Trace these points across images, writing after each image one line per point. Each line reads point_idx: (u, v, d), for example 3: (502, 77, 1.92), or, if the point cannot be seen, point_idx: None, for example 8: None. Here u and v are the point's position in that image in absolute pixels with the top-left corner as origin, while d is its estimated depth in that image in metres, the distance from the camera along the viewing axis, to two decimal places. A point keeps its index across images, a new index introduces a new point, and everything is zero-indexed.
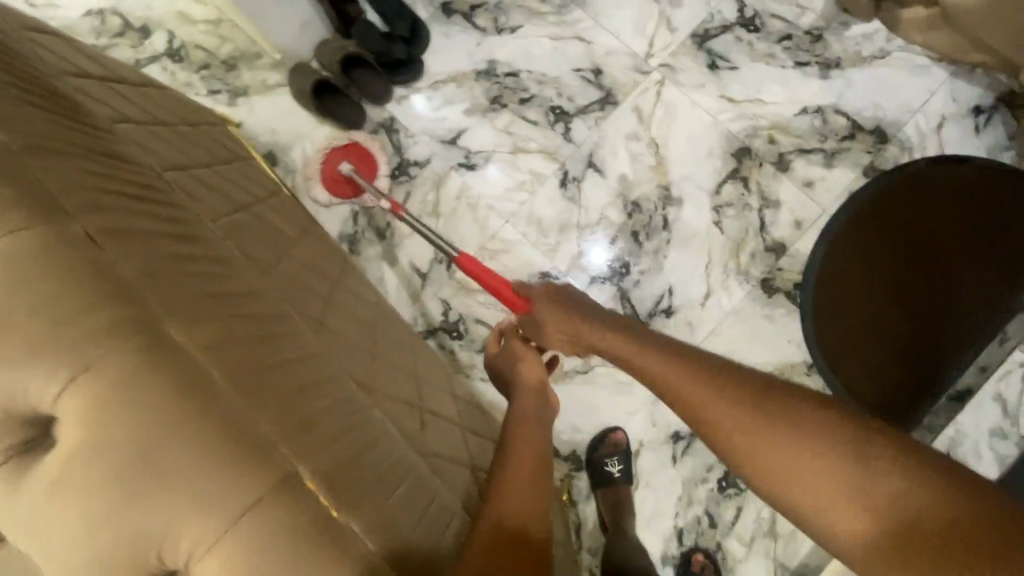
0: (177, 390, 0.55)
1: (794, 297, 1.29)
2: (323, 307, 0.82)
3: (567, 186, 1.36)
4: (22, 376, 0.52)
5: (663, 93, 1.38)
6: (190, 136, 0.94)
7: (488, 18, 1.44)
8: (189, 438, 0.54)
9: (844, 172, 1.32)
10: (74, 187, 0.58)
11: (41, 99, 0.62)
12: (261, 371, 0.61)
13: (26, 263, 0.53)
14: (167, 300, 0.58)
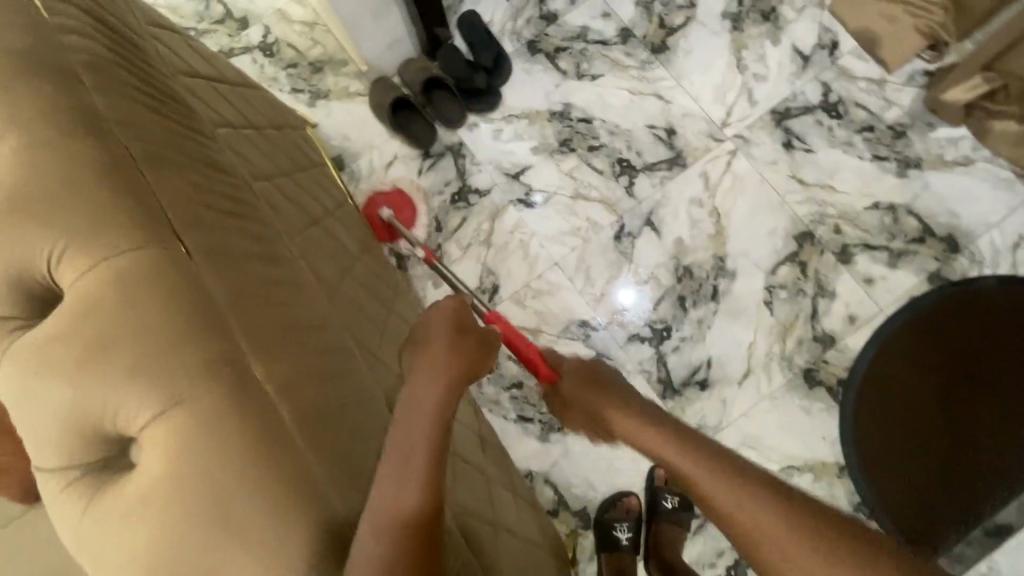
0: (254, 433, 0.55)
1: (837, 394, 1.25)
2: (375, 333, 0.83)
3: (621, 239, 1.36)
4: (115, 397, 0.55)
5: (734, 163, 1.37)
6: (276, 140, 0.96)
7: (571, 62, 1.46)
8: (257, 486, 0.54)
9: (907, 275, 1.29)
10: (182, 198, 0.63)
11: (166, 113, 0.68)
12: (330, 413, 0.63)
13: (140, 286, 0.57)
14: (250, 330, 0.60)
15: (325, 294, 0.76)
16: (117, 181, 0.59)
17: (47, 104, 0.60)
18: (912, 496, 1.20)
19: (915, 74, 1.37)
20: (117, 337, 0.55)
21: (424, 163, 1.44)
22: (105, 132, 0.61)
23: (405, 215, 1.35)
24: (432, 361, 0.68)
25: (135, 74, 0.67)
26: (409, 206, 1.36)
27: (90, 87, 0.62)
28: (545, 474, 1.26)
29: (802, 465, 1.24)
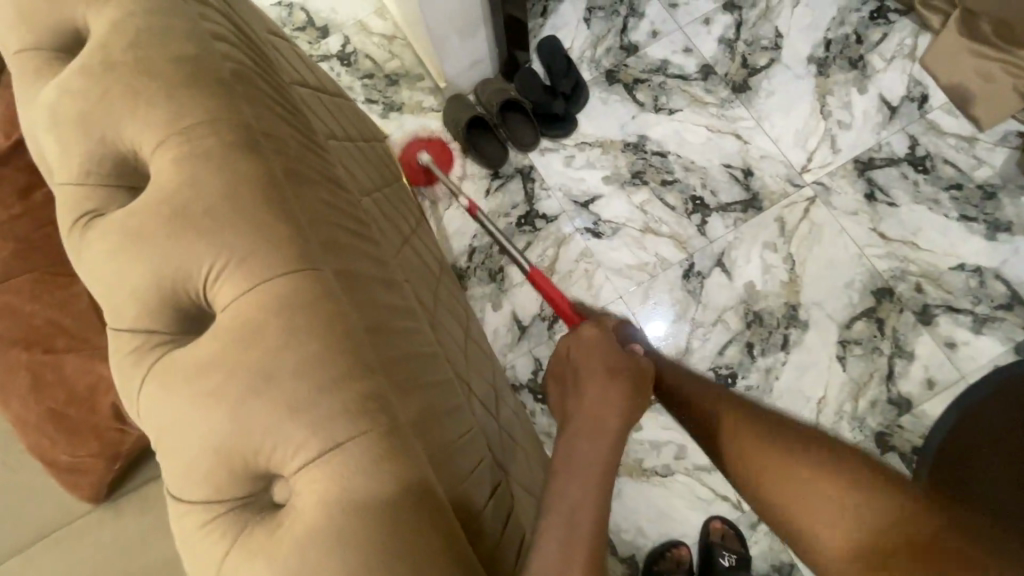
0: (408, 485, 0.53)
1: (911, 462, 1.18)
2: (465, 363, 0.81)
3: (690, 278, 1.32)
4: (269, 431, 0.52)
5: (812, 211, 1.33)
6: (369, 155, 0.95)
7: (649, 94, 1.44)
8: (416, 550, 0.51)
9: (993, 343, 1.22)
10: (314, 217, 0.61)
11: (298, 128, 0.67)
12: (454, 458, 0.60)
13: (296, 315, 0.55)
14: (388, 367, 0.57)
15: (426, 319, 0.74)
16: (277, 206, 0.58)
17: (196, 114, 0.59)
18: None
19: (1008, 135, 1.32)
20: (275, 372, 0.53)
21: (492, 183, 1.43)
22: (257, 147, 0.60)
23: (443, 159, 1.41)
24: (591, 413, 0.70)
25: (264, 83, 0.66)
26: (446, 153, 1.42)
27: (239, 99, 0.62)
28: None
29: None
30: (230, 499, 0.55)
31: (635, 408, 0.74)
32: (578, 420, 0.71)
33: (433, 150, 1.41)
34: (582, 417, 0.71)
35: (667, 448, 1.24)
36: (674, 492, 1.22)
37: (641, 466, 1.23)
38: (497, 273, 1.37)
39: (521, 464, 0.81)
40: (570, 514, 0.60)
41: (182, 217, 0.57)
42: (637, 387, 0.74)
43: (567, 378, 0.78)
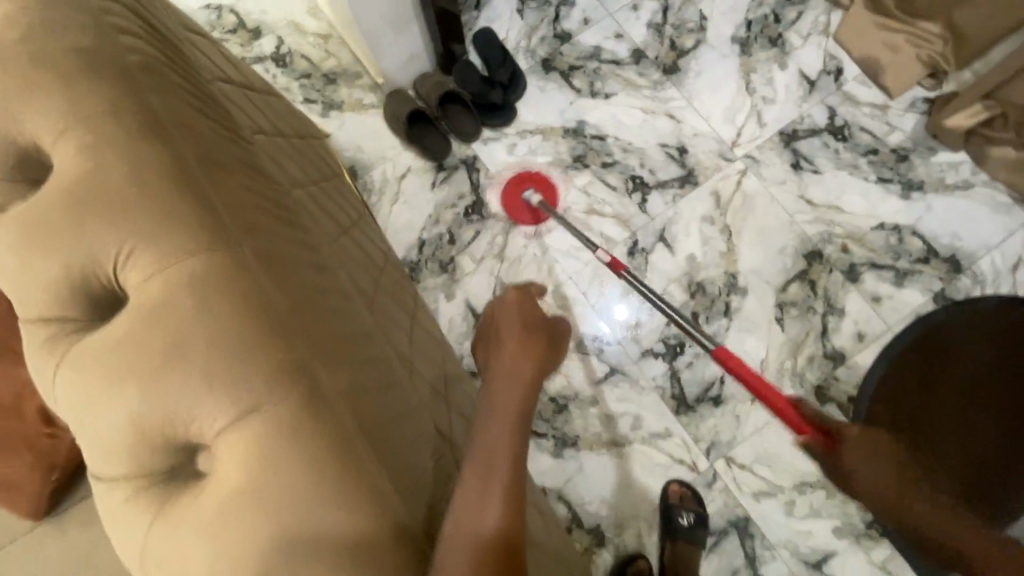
0: (329, 446, 0.55)
1: (848, 411, 1.26)
2: (410, 346, 0.84)
3: (634, 255, 1.37)
4: (187, 402, 0.54)
5: (744, 183, 1.40)
6: (303, 150, 0.94)
7: (584, 80, 1.49)
8: (337, 507, 0.54)
9: (913, 294, 1.32)
10: (233, 204, 0.63)
11: (216, 120, 0.69)
12: (383, 423, 0.62)
13: (213, 292, 0.57)
14: (311, 342, 0.60)
15: (364, 303, 0.76)
16: (190, 190, 0.60)
17: (104, 108, 0.60)
18: None
19: (916, 101, 1.42)
20: (191, 345, 0.55)
21: (438, 176, 1.44)
22: (176, 148, 0.61)
23: (551, 196, 1.41)
24: (506, 365, 0.72)
25: (177, 78, 0.67)
26: (553, 189, 1.41)
27: (155, 103, 0.62)
28: (560, 491, 1.24)
29: (815, 481, 1.23)
30: (152, 472, 0.57)
31: (548, 361, 0.77)
32: (496, 374, 0.71)
33: (541, 186, 1.40)
34: (501, 376, 0.71)
35: (624, 419, 1.28)
36: (632, 460, 1.26)
37: (600, 439, 1.27)
38: (448, 264, 1.39)
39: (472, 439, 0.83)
40: (486, 468, 0.61)
41: (82, 200, 0.57)
42: (548, 347, 0.78)
43: (486, 339, 0.79)
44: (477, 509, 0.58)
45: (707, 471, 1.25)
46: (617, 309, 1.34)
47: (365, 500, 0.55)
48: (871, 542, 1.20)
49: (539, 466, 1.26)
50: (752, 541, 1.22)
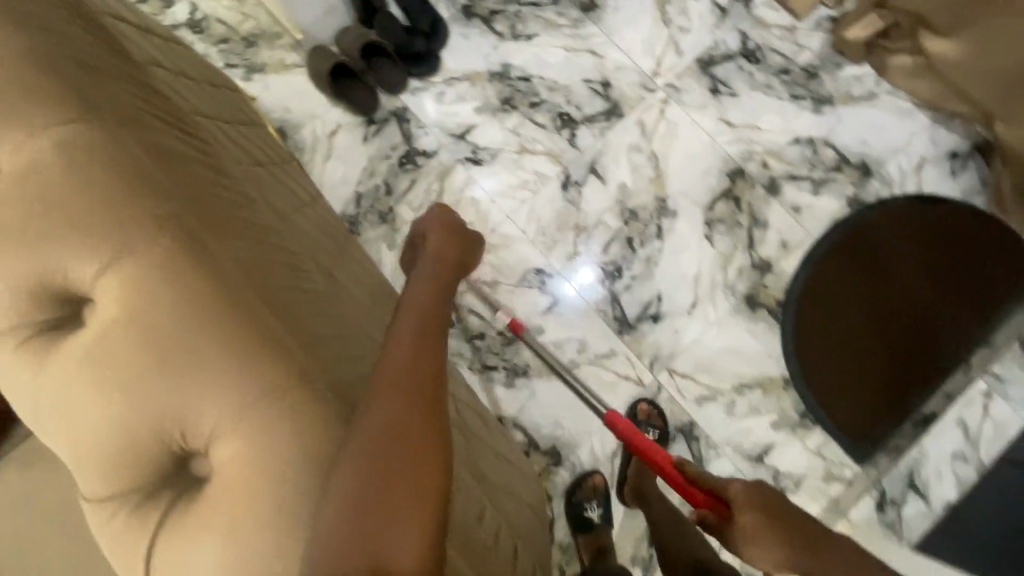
0: (204, 286, 0.74)
1: (777, 314, 1.34)
2: (330, 261, 0.99)
3: (568, 189, 1.41)
4: (72, 253, 0.71)
5: (666, 111, 1.45)
6: (222, 94, 1.05)
7: (506, 24, 1.50)
8: (213, 330, 0.72)
9: (830, 201, 1.40)
10: (132, 115, 0.80)
11: (122, 57, 0.85)
12: (298, 314, 0.80)
13: (104, 173, 0.74)
14: (202, 216, 0.78)
15: (284, 228, 0.92)
16: (84, 98, 0.76)
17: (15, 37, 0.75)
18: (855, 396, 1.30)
19: (822, 20, 1.49)
20: (86, 209, 0.73)
21: (369, 130, 1.45)
22: (93, 105, 0.77)
23: None
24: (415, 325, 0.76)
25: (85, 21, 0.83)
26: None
27: (69, 72, 0.77)
28: (515, 418, 1.30)
29: (752, 381, 1.32)
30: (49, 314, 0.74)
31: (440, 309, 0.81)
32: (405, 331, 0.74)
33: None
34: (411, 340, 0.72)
35: (570, 345, 1.34)
36: (581, 382, 1.32)
37: (549, 366, 1.33)
38: (387, 215, 1.40)
39: None
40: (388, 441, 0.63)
41: None
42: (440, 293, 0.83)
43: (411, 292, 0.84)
44: (377, 495, 0.60)
45: (652, 384, 1.32)
46: (580, 273, 1.37)
47: (239, 328, 0.73)
48: (805, 430, 1.29)
49: (493, 396, 1.31)
50: (698, 443, 1.29)
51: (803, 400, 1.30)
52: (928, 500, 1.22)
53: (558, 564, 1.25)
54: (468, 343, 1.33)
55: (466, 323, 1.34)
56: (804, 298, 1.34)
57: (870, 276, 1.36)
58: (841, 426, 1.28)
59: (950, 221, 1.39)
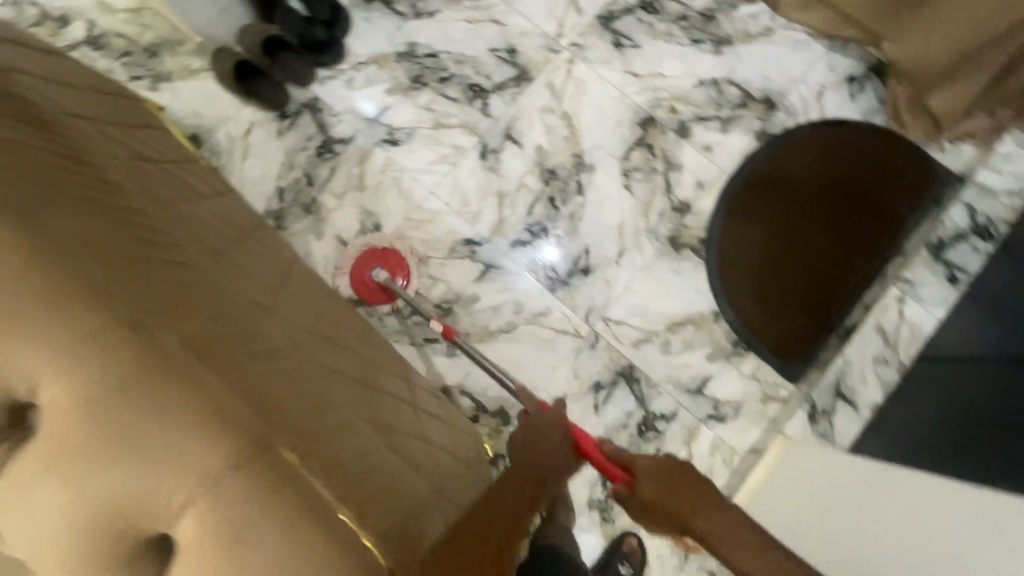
0: (32, 249, 0.67)
1: (701, 251, 1.39)
2: (219, 244, 0.94)
3: (486, 157, 1.43)
4: None
5: (574, 70, 1.48)
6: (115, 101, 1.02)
7: (407, 3, 1.51)
8: (41, 295, 0.65)
9: (739, 137, 1.44)
10: None
11: None
12: (163, 281, 0.75)
13: None
14: (44, 189, 0.72)
15: (161, 212, 0.87)
16: None
17: None
18: (778, 318, 1.35)
19: None
20: None
21: (283, 124, 1.46)
22: None
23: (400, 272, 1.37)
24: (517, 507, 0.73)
25: None
26: (402, 265, 1.37)
27: None
28: (460, 385, 1.33)
29: (684, 319, 1.36)
30: None
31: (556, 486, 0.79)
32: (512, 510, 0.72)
33: (388, 263, 1.36)
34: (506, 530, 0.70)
35: (505, 307, 1.37)
36: (521, 342, 1.36)
37: (489, 330, 1.36)
38: (311, 206, 1.42)
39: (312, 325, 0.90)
40: None
41: None
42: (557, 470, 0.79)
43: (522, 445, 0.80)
44: None
45: (589, 334, 1.36)
46: (546, 253, 1.39)
47: (77, 295, 0.66)
48: (739, 357, 1.34)
49: (437, 368, 1.34)
50: (639, 384, 1.34)
51: (732, 328, 1.35)
52: (855, 406, 1.28)
53: None
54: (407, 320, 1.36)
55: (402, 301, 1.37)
56: (723, 231, 1.39)
57: (784, 202, 1.41)
58: (766, 347, 1.34)
59: (857, 141, 1.43)
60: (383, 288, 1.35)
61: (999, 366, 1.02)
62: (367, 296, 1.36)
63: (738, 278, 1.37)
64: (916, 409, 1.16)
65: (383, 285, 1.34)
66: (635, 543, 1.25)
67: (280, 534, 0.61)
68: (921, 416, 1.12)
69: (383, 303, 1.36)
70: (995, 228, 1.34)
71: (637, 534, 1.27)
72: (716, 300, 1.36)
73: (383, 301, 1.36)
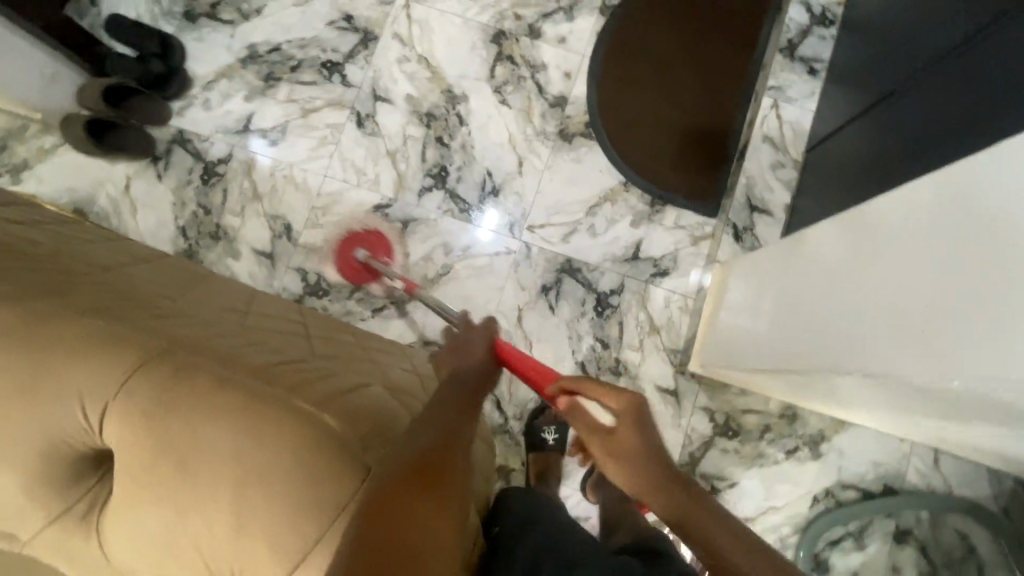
0: None
1: (590, 134, 1.45)
2: (123, 262, 0.90)
3: (364, 124, 1.46)
4: None
5: (412, 14, 1.50)
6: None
7: (232, 10, 1.51)
8: None
9: (586, 20, 1.49)
10: None
11: None
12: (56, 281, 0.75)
13: None
14: None
15: (51, 240, 0.86)
16: None
17: None
18: (680, 167, 1.44)
19: None
20: None
21: (159, 167, 1.45)
22: None
23: (382, 250, 1.38)
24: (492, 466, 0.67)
25: None
26: (383, 243, 1.39)
27: None
28: (422, 338, 1.38)
29: (599, 199, 1.43)
30: None
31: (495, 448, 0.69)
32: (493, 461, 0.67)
33: (371, 244, 1.38)
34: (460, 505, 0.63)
35: (436, 253, 1.41)
36: (462, 277, 1.40)
37: (429, 279, 1.40)
38: (217, 232, 1.42)
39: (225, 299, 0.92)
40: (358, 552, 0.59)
41: None
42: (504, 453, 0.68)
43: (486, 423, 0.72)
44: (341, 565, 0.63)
45: (520, 246, 1.42)
46: (492, 212, 1.43)
47: None
48: (660, 214, 1.42)
49: (395, 330, 1.38)
50: (581, 272, 1.41)
51: (645, 191, 1.43)
52: (771, 213, 1.39)
53: (520, 432, 1.34)
54: (350, 298, 1.39)
55: (339, 285, 1.40)
56: (601, 110, 1.46)
57: (645, 63, 1.47)
58: (680, 196, 1.43)
59: None
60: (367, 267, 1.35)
61: (869, 119, 1.13)
62: (353, 279, 1.36)
63: (632, 146, 1.45)
64: (820, 191, 1.27)
65: (365, 264, 1.35)
66: None
67: (217, 415, 0.67)
68: (825, 193, 1.24)
69: (370, 281, 1.37)
70: (832, 13, 1.44)
71: None
72: (621, 171, 1.43)
73: (368, 280, 1.36)
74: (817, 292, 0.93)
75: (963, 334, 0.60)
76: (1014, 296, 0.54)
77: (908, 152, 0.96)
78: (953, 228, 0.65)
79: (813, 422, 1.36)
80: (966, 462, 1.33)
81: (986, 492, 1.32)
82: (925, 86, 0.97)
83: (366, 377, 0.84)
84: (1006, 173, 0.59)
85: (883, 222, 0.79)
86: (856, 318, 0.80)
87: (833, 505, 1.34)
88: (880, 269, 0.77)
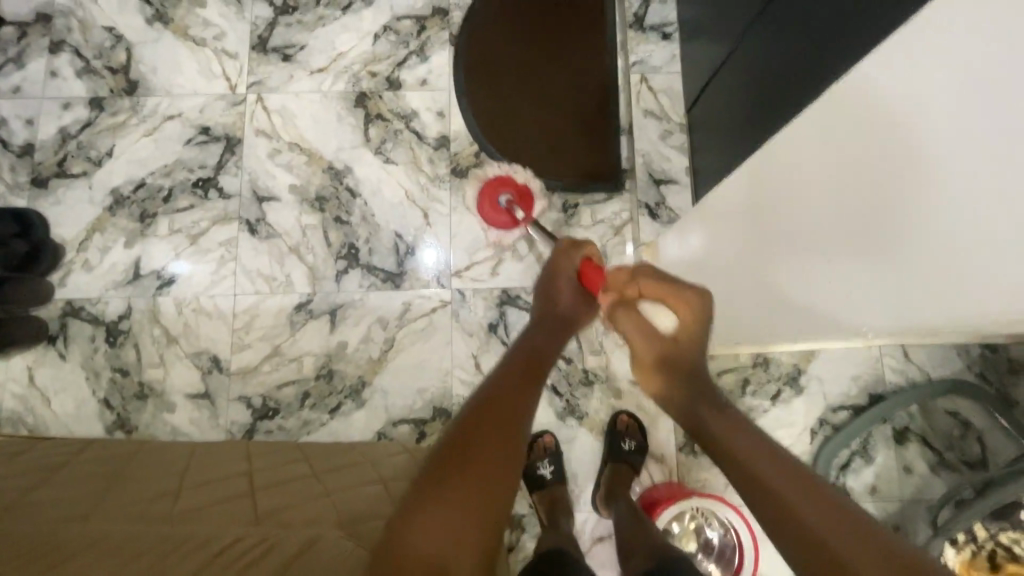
0: None
1: (481, 157, 1.43)
2: (35, 483, 0.82)
3: (258, 229, 1.40)
4: None
5: (268, 105, 1.45)
6: None
7: (80, 162, 1.43)
8: None
9: (440, 54, 1.48)
10: None
11: None
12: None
13: None
14: None
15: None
16: None
17: None
18: (575, 156, 1.44)
19: None
20: None
21: (59, 345, 1.35)
22: None
23: (529, 206, 1.29)
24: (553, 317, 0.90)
25: None
26: (530, 198, 1.29)
27: None
28: (389, 419, 1.33)
29: None
30: None
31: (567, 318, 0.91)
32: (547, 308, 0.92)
33: (521, 192, 1.28)
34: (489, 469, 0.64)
35: (373, 331, 1.36)
36: (408, 345, 1.36)
37: (375, 360, 1.35)
38: (143, 390, 1.34)
39: (166, 483, 0.86)
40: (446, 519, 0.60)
41: None
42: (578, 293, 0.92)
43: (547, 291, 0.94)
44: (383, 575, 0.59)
45: (453, 293, 1.38)
46: (421, 261, 1.40)
47: None
48: (576, 216, 1.41)
49: (358, 422, 1.33)
50: (522, 298, 1.38)
51: (548, 186, 1.41)
52: (676, 181, 1.41)
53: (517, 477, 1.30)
54: (303, 408, 1.33)
55: (288, 398, 1.33)
56: (483, 129, 1.45)
57: (509, 66, 1.46)
58: (586, 184, 1.43)
59: None
60: (507, 213, 1.27)
61: (734, 68, 1.16)
62: (494, 222, 1.29)
63: (523, 150, 1.44)
64: (713, 146, 1.29)
65: (508, 210, 1.27)
66: (628, 418, 1.32)
67: None
68: (718, 150, 1.26)
69: (507, 228, 1.30)
70: None
71: (626, 410, 1.33)
72: (520, 177, 1.42)
73: (503, 224, 1.29)
74: (735, 251, 0.96)
75: (881, 290, 0.64)
76: (927, 249, 0.57)
77: (782, 88, 0.99)
78: (850, 177, 0.67)
79: (785, 360, 1.38)
80: (933, 345, 1.36)
81: (960, 366, 1.34)
82: (774, 25, 1.00)
83: (319, 528, 0.78)
84: (897, 109, 0.59)
85: (791, 168, 0.79)
86: (780, 276, 0.84)
87: (831, 432, 1.36)
88: (792, 224, 0.79)
